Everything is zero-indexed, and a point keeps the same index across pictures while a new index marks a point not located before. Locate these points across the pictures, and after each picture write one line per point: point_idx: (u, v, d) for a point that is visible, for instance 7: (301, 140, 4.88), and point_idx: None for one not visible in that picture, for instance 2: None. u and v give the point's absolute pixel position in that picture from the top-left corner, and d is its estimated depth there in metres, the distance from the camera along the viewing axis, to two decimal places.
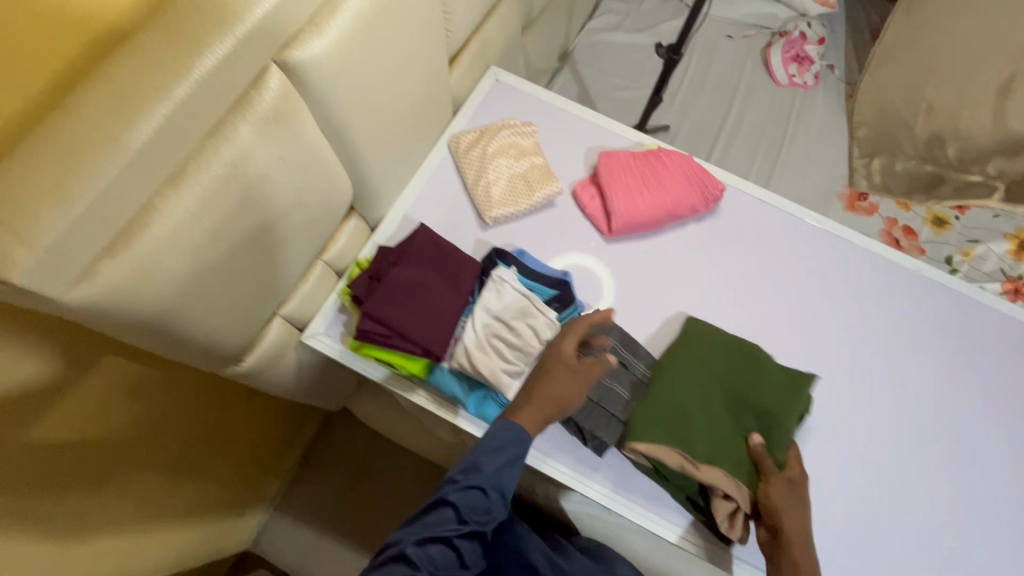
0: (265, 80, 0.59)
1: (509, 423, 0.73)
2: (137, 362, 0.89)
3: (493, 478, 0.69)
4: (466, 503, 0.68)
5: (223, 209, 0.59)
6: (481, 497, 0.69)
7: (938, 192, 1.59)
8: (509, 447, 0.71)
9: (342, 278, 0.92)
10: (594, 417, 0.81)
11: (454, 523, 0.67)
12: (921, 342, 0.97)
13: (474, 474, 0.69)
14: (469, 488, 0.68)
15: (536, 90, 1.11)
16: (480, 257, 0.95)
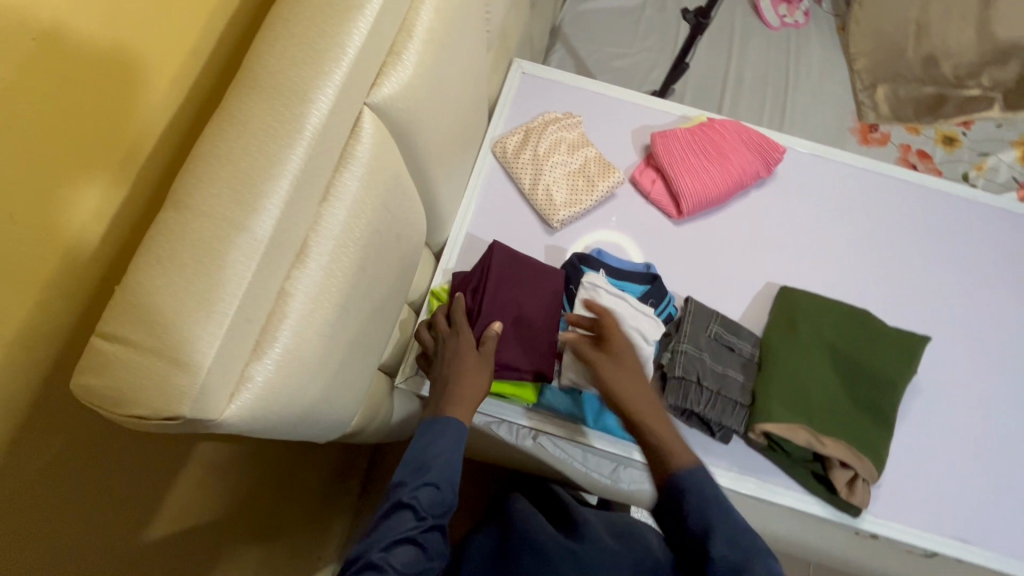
0: (361, 125, 0.53)
1: (451, 419, 0.69)
2: (222, 446, 0.80)
3: (443, 469, 0.65)
4: (425, 501, 0.63)
5: (345, 277, 0.53)
6: (436, 492, 0.64)
7: (942, 112, 1.61)
8: (450, 435, 0.68)
9: (422, 312, 0.87)
10: (718, 407, 0.80)
11: (414, 522, 0.61)
12: (993, 267, 0.99)
13: (425, 471, 0.65)
14: (423, 485, 0.64)
15: (567, 77, 1.05)
16: (556, 264, 0.92)
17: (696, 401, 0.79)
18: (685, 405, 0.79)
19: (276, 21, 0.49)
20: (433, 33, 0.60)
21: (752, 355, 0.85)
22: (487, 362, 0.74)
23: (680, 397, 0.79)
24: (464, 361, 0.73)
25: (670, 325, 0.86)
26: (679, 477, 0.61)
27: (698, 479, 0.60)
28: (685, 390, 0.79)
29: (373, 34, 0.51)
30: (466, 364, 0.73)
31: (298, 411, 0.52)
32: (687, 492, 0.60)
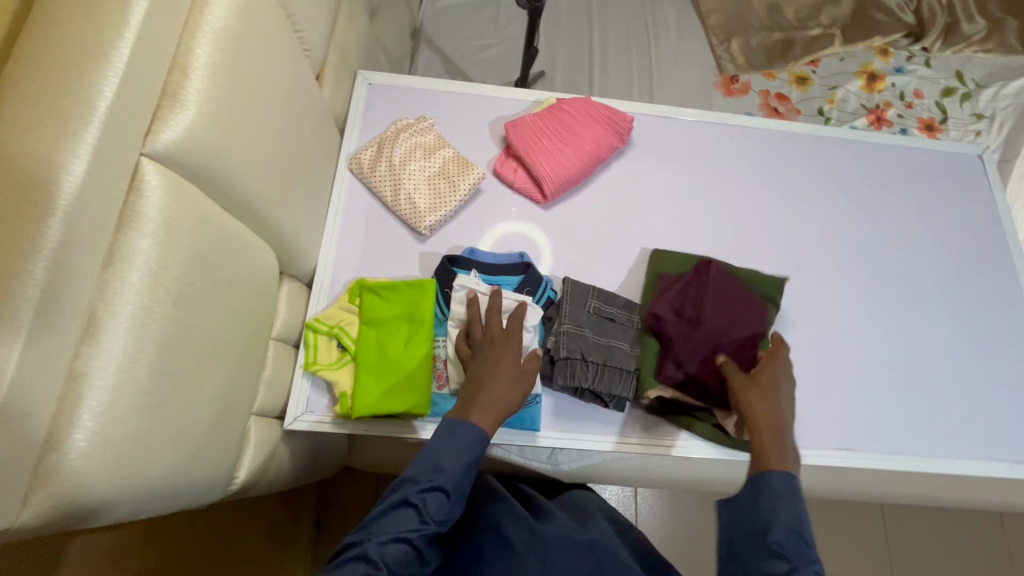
0: (142, 178, 0.50)
1: (473, 422, 0.66)
2: None
3: (457, 478, 0.62)
4: (428, 509, 0.60)
5: (159, 340, 0.50)
6: (445, 499, 0.61)
7: (792, 55, 1.73)
8: (469, 448, 0.64)
9: (300, 348, 0.85)
10: (606, 379, 0.81)
11: (414, 528, 0.59)
12: (840, 194, 1.07)
13: (437, 476, 0.62)
14: (431, 491, 0.61)
15: (414, 81, 1.04)
16: (430, 271, 0.91)
17: (582, 377, 0.81)
18: (572, 382, 0.80)
19: (4, 85, 0.44)
20: (215, 67, 0.57)
21: (634, 320, 0.87)
22: (528, 377, 0.73)
23: (567, 376, 0.81)
24: (500, 369, 0.71)
25: (551, 307, 0.88)
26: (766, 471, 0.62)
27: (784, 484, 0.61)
28: (571, 368, 0.81)
29: (130, 80, 0.48)
30: (497, 372, 0.70)
31: (136, 491, 0.49)
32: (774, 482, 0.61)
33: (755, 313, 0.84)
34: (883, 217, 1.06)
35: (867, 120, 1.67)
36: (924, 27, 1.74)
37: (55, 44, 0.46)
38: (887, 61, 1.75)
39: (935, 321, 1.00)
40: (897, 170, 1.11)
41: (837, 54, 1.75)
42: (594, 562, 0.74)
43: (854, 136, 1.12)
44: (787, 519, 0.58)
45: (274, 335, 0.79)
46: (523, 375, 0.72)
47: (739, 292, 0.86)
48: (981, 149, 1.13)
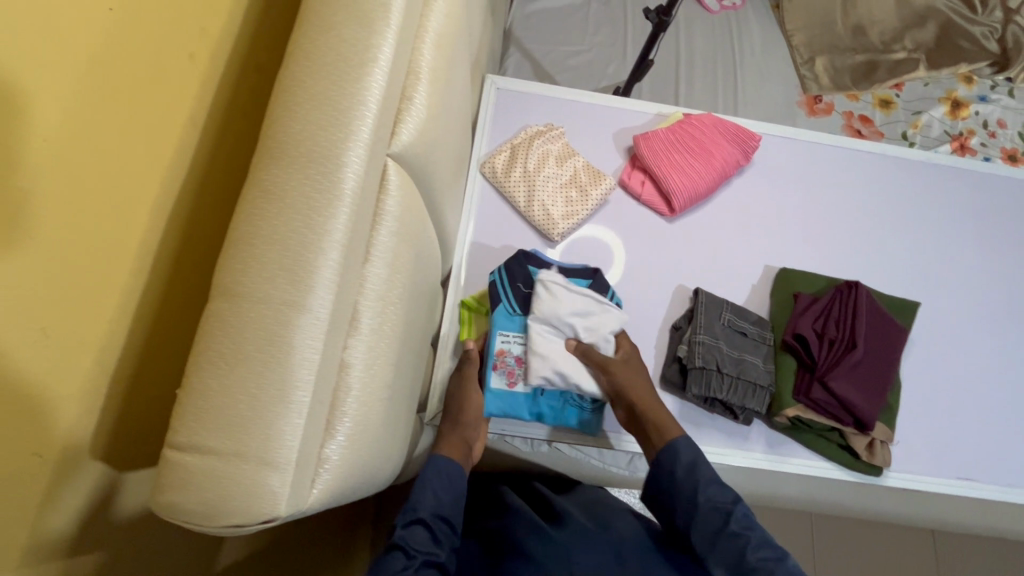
0: (387, 178, 0.52)
1: (439, 452, 0.74)
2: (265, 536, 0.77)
3: (431, 506, 0.68)
4: (415, 541, 0.64)
5: (392, 334, 0.52)
6: (427, 531, 0.65)
7: (877, 77, 1.73)
8: (440, 476, 0.71)
9: (455, 333, 0.88)
10: (740, 391, 0.83)
11: (404, 561, 0.61)
12: (956, 222, 1.07)
13: (414, 511, 0.67)
14: (413, 525, 0.65)
15: (541, 88, 1.06)
16: None
17: (717, 388, 0.82)
18: (709, 393, 0.82)
19: (291, 86, 0.47)
20: (436, 73, 0.58)
21: (765, 337, 0.89)
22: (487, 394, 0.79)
23: (704, 387, 0.82)
24: (459, 399, 0.79)
25: (684, 319, 0.90)
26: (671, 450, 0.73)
27: (679, 449, 0.72)
28: (705, 379, 0.83)
29: (389, 83, 0.50)
30: (463, 402, 0.78)
31: (370, 478, 0.51)
32: (677, 460, 0.72)
33: (897, 341, 0.86)
34: (997, 247, 1.07)
35: (950, 147, 1.67)
36: (1011, 57, 1.73)
37: (329, 48, 0.48)
38: (971, 88, 1.74)
39: None
40: (1011, 201, 1.11)
41: (921, 79, 1.75)
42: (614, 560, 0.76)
43: (967, 167, 1.12)
44: (704, 475, 0.70)
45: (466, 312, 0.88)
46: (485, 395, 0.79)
47: (880, 315, 0.87)
48: None
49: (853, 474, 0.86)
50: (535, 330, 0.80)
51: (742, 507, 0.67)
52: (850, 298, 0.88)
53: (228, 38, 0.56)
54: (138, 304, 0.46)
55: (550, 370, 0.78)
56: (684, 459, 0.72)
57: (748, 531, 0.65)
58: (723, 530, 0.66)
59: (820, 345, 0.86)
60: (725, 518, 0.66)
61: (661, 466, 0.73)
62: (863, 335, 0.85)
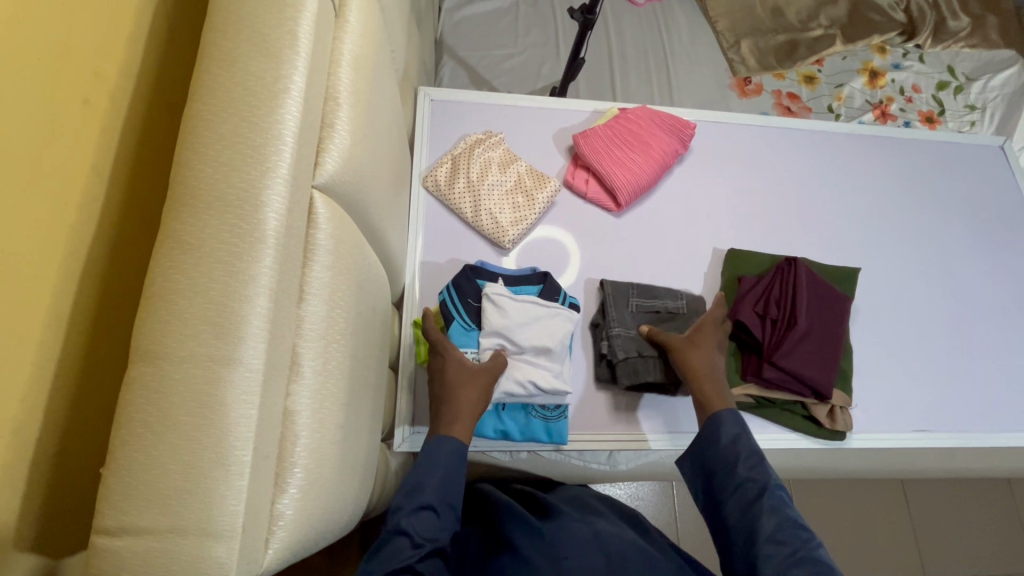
0: (315, 211, 0.50)
1: (446, 435, 0.72)
2: None
3: (440, 493, 0.67)
4: (421, 525, 0.64)
5: (341, 371, 0.50)
6: (433, 515, 0.65)
7: (798, 55, 1.80)
8: (446, 459, 0.70)
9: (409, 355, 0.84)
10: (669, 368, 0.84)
11: (410, 549, 0.62)
12: (884, 187, 1.13)
13: (419, 495, 0.66)
14: (419, 511, 0.65)
15: (476, 96, 1.05)
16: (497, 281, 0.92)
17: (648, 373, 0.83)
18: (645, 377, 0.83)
19: (198, 125, 0.44)
20: (357, 95, 0.57)
21: (678, 306, 0.90)
22: (479, 373, 0.76)
23: (632, 375, 0.83)
24: (450, 381, 0.75)
25: (598, 313, 0.91)
26: (712, 420, 0.75)
27: (723, 420, 0.75)
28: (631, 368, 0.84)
29: (305, 111, 0.48)
30: (454, 386, 0.74)
31: (335, 523, 0.49)
32: (722, 426, 0.74)
33: (844, 309, 0.90)
34: (924, 206, 1.13)
35: (873, 115, 1.76)
36: (917, 25, 1.84)
37: (235, 83, 0.46)
38: (885, 57, 1.84)
39: (980, 301, 1.07)
40: (931, 162, 1.17)
41: (839, 53, 1.84)
42: (604, 556, 0.72)
43: (889, 134, 1.18)
44: (743, 450, 0.72)
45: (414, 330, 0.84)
46: (480, 374, 0.76)
47: (823, 287, 0.91)
48: (1003, 140, 1.21)
49: (822, 442, 0.88)
50: (485, 345, 0.79)
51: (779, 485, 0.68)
52: (792, 275, 0.91)
53: (127, 79, 0.52)
54: (56, 377, 0.43)
55: (510, 383, 0.78)
56: (726, 438, 0.73)
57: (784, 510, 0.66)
58: (757, 501, 0.67)
59: (767, 326, 0.88)
60: (760, 491, 0.68)
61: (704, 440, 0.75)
62: (806, 311, 0.88)
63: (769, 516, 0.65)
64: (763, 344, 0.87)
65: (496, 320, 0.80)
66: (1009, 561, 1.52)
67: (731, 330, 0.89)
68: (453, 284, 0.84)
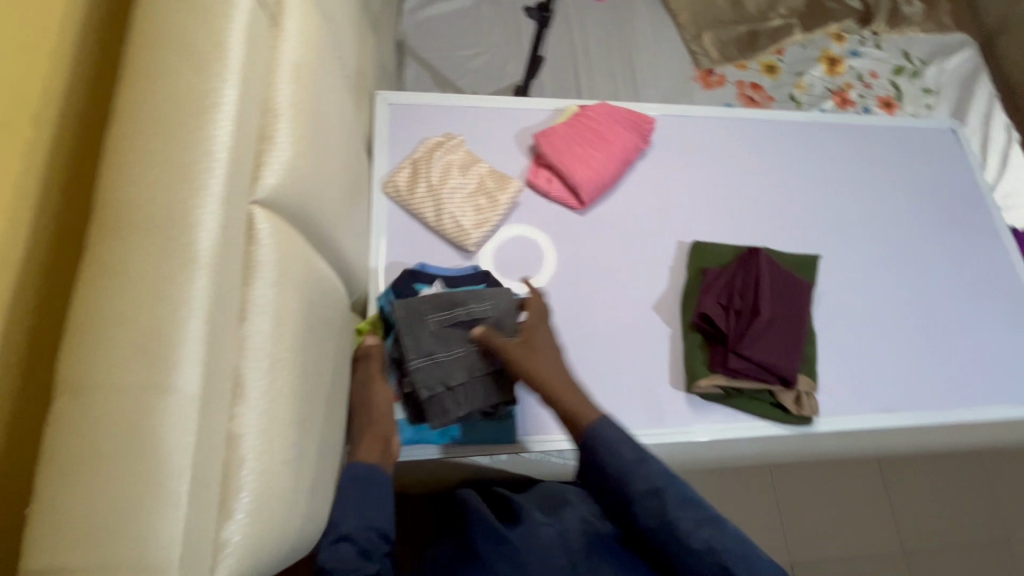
0: (255, 227, 0.48)
1: (355, 464, 0.70)
2: None
3: (355, 520, 0.63)
4: (340, 558, 0.60)
5: (291, 390, 0.49)
6: (352, 547, 0.61)
7: (759, 45, 1.82)
8: (356, 486, 0.66)
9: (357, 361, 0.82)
10: (473, 392, 0.74)
11: None
12: (842, 174, 1.14)
13: (337, 528, 0.62)
14: (338, 545, 0.61)
15: (435, 98, 1.03)
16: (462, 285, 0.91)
17: (456, 408, 0.73)
18: (462, 410, 0.74)
19: (123, 145, 0.43)
20: (298, 105, 0.55)
21: (490, 311, 0.75)
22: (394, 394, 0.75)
23: (442, 413, 0.73)
24: (367, 409, 0.75)
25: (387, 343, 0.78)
26: (592, 438, 0.62)
27: (604, 431, 0.62)
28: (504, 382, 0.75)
29: (239, 125, 0.46)
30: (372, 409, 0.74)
31: (291, 545, 0.48)
32: (602, 445, 0.61)
33: (800, 297, 0.92)
34: (881, 191, 1.15)
35: (833, 102, 1.79)
36: (872, 13, 1.88)
37: (162, 98, 0.44)
38: (842, 45, 1.87)
39: (938, 281, 1.10)
40: (886, 147, 1.20)
41: (799, 42, 1.86)
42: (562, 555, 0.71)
43: (845, 121, 1.20)
44: (629, 458, 0.60)
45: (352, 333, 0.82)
46: (393, 392, 0.75)
47: (782, 277, 0.93)
48: (955, 123, 1.24)
49: (791, 429, 0.89)
50: None
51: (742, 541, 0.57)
52: (754, 266, 0.92)
53: (51, 100, 0.50)
54: None
55: None
56: (643, 486, 0.59)
57: (686, 518, 0.57)
58: (665, 516, 0.57)
59: (731, 317, 0.89)
60: (662, 505, 0.57)
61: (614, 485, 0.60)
62: (769, 301, 0.89)
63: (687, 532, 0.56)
64: (728, 335, 0.88)
65: (416, 332, 0.74)
66: (982, 532, 1.56)
67: (697, 322, 0.90)
68: (390, 289, 0.82)
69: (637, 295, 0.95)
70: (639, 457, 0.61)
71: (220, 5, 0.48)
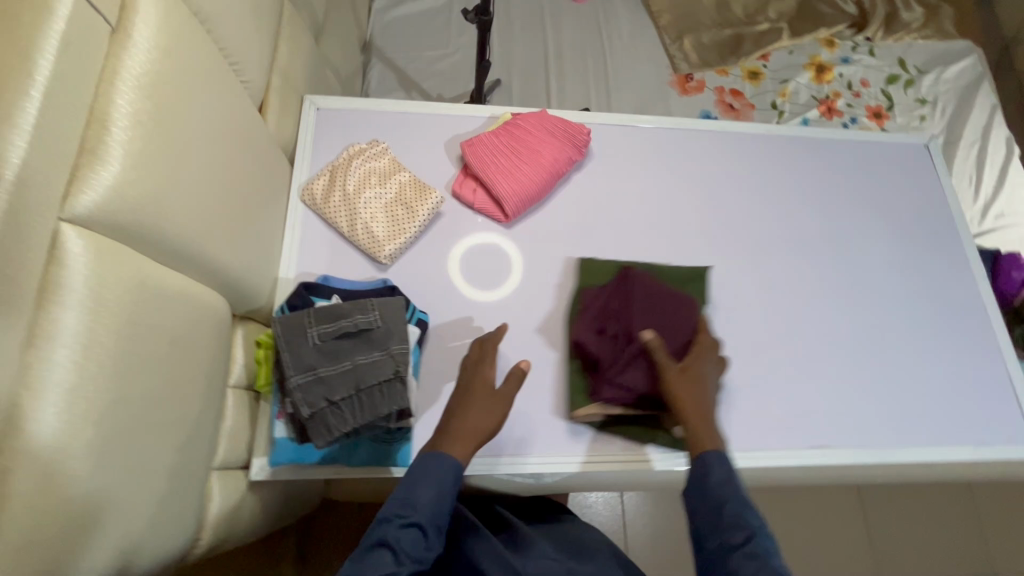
0: (61, 245, 0.46)
1: (444, 454, 0.66)
2: None
3: (429, 513, 0.61)
4: (407, 545, 0.59)
5: (93, 416, 0.47)
6: (420, 536, 0.60)
7: (743, 50, 1.75)
8: (440, 481, 0.63)
9: (252, 372, 0.79)
10: (362, 405, 0.69)
11: (393, 566, 0.57)
12: (798, 191, 1.08)
13: (412, 511, 0.61)
14: (408, 527, 0.60)
15: (364, 103, 1.01)
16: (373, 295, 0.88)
17: (341, 425, 0.68)
18: (347, 426, 0.68)
19: None
20: (139, 116, 0.53)
21: (374, 319, 0.73)
22: (502, 400, 0.72)
23: (326, 433, 0.68)
24: (467, 398, 0.72)
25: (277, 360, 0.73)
26: (703, 463, 0.64)
27: (714, 464, 0.64)
28: (398, 392, 0.70)
29: (38, 141, 0.44)
30: (464, 405, 0.71)
31: None
32: (711, 468, 0.63)
33: (681, 311, 0.83)
34: (842, 208, 1.08)
35: (818, 111, 1.70)
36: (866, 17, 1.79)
37: None
38: (833, 51, 1.78)
39: (899, 305, 1.02)
40: (850, 161, 1.13)
41: (785, 48, 1.78)
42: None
43: (807, 134, 1.14)
44: (734, 497, 0.60)
45: (244, 337, 0.79)
46: (500, 397, 0.72)
47: (662, 293, 0.84)
48: (928, 138, 1.17)
49: None
50: None
51: (765, 531, 0.58)
52: (626, 287, 0.85)
53: None
54: None
55: None
56: (732, 522, 0.59)
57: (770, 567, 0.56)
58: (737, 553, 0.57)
59: (603, 342, 0.83)
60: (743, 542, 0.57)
61: (704, 510, 0.61)
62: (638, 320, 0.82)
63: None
64: (601, 361, 0.82)
65: (297, 347, 0.70)
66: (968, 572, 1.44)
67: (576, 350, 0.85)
68: (285, 302, 0.79)
69: (557, 314, 0.91)
70: (746, 501, 0.60)
71: (29, 14, 0.46)
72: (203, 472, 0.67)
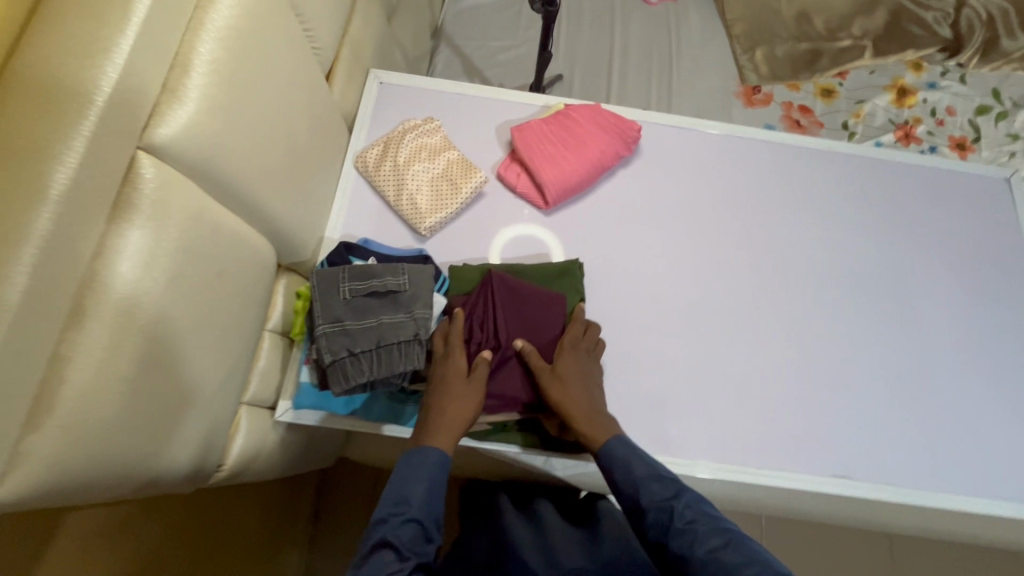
0: (136, 171, 0.52)
1: (428, 446, 0.69)
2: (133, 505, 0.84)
3: (424, 506, 0.64)
4: (405, 539, 0.61)
5: (144, 328, 0.52)
6: (418, 529, 0.62)
7: (819, 66, 1.68)
8: (428, 473, 0.66)
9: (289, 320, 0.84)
10: (379, 361, 0.72)
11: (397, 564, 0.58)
12: (857, 213, 1.03)
13: (406, 506, 0.63)
14: (404, 523, 0.62)
15: (425, 82, 1.04)
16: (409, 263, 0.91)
17: (357, 376, 0.71)
18: (362, 378, 0.72)
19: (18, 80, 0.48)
20: (218, 65, 0.58)
21: (404, 283, 0.76)
22: (476, 386, 0.74)
23: (343, 381, 0.72)
24: (448, 385, 0.73)
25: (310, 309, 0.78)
26: (606, 456, 0.70)
27: (614, 450, 0.70)
28: (414, 353, 0.73)
29: (128, 76, 0.50)
30: (448, 387, 0.73)
31: (118, 468, 0.51)
32: (615, 455, 0.70)
33: (545, 308, 0.83)
34: (903, 236, 1.02)
35: (895, 136, 1.61)
36: (961, 42, 1.67)
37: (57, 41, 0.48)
38: (919, 75, 1.68)
39: (954, 345, 0.96)
40: (918, 188, 1.07)
41: (866, 66, 1.70)
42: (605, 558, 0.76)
43: (874, 154, 1.08)
44: (643, 471, 0.67)
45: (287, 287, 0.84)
46: (477, 380, 0.74)
47: (523, 297, 0.82)
48: (1011, 172, 1.09)
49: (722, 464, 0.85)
50: None
51: (701, 499, 0.64)
52: (486, 289, 0.82)
53: None
54: None
55: None
56: (659, 495, 0.65)
57: (696, 523, 0.61)
58: (671, 524, 0.62)
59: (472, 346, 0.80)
60: (671, 515, 0.63)
61: (627, 493, 0.67)
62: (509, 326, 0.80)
63: (687, 529, 0.61)
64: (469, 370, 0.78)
65: (329, 299, 0.75)
66: None
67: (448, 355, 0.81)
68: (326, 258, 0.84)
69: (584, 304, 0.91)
70: (654, 474, 0.67)
71: None
72: (234, 404, 0.72)
